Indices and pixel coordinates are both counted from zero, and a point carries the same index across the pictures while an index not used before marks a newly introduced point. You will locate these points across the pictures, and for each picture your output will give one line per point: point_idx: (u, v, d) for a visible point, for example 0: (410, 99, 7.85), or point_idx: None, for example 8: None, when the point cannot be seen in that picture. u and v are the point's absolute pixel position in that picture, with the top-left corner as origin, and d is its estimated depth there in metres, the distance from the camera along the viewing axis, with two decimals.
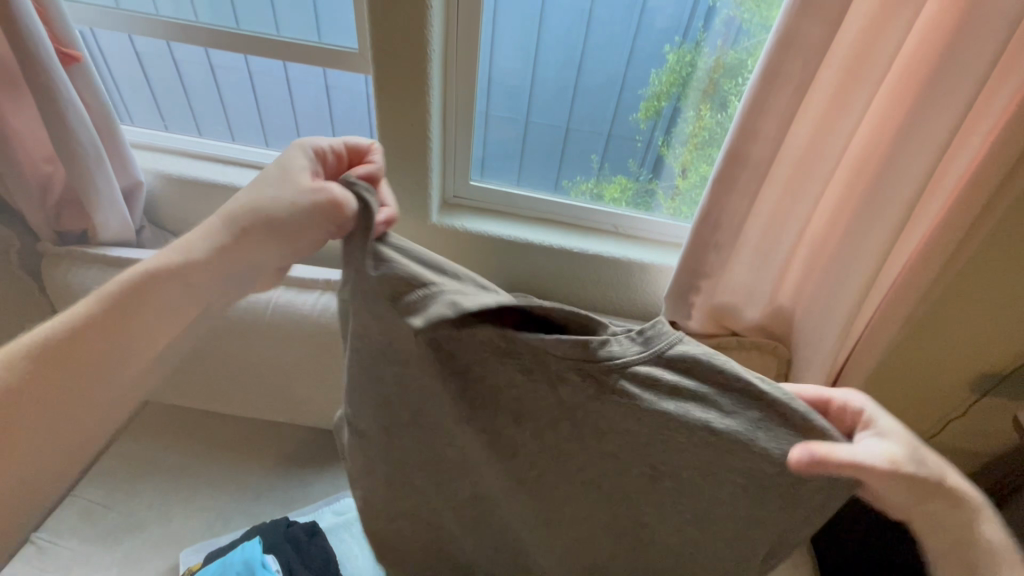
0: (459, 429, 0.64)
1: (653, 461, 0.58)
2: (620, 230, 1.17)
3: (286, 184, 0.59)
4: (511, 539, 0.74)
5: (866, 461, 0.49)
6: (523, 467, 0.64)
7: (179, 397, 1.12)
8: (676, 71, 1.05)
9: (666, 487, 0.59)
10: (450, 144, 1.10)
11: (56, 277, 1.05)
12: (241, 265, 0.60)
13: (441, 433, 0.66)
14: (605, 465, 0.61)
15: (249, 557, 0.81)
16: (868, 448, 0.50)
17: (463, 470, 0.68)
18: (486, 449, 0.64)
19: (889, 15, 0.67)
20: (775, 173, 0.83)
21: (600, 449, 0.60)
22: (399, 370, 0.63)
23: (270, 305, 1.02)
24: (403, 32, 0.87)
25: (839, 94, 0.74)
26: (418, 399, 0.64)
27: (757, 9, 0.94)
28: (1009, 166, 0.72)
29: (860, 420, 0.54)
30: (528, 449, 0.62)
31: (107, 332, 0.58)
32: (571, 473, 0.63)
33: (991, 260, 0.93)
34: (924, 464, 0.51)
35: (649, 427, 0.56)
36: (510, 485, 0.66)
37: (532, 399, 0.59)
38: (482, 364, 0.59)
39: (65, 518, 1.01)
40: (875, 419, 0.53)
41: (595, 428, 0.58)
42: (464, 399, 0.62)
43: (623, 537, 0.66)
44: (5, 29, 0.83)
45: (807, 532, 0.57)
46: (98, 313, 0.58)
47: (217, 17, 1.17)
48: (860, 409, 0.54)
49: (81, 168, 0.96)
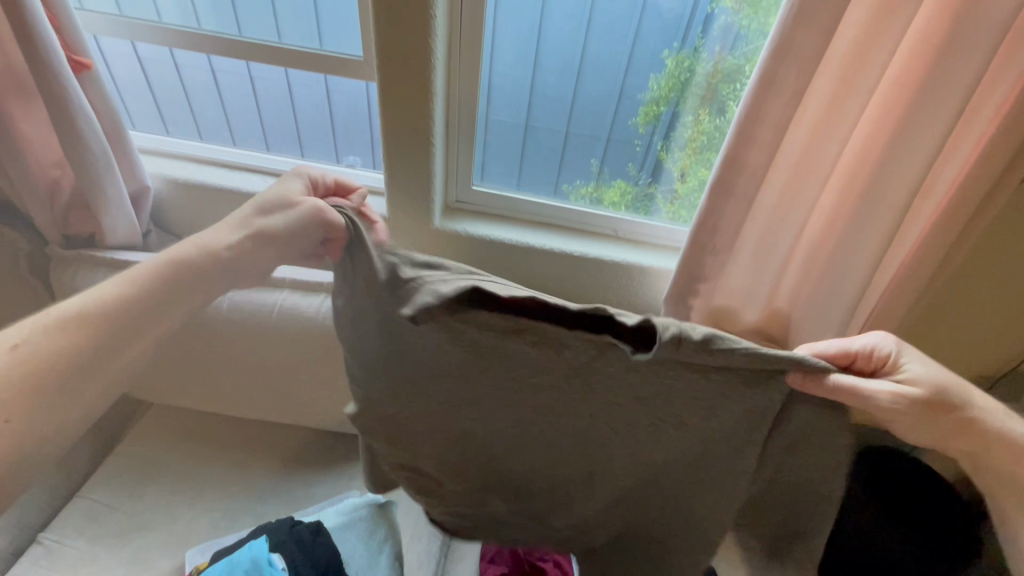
0: (477, 398, 0.64)
1: (663, 416, 0.60)
2: (620, 234, 1.19)
3: (284, 199, 0.69)
4: (524, 515, 0.76)
5: (874, 396, 0.55)
6: (536, 434, 0.66)
7: (184, 399, 1.14)
8: (675, 75, 1.07)
9: (672, 447, 0.61)
10: (453, 149, 1.12)
11: (64, 281, 1.07)
12: (238, 260, 0.67)
13: (454, 406, 0.65)
14: (619, 424, 0.62)
15: (256, 555, 0.83)
16: (878, 386, 0.55)
17: (479, 441, 0.68)
18: (497, 419, 0.65)
19: (881, 26, 0.69)
20: (771, 179, 0.84)
21: (612, 408, 0.61)
22: (406, 362, 0.64)
23: (276, 310, 1.02)
24: (407, 40, 0.89)
25: (833, 102, 0.76)
26: (429, 372, 0.64)
27: (755, 15, 0.96)
28: (999, 171, 0.74)
29: (883, 363, 0.58)
30: (539, 418, 0.64)
31: (122, 308, 0.59)
32: (585, 432, 0.64)
33: (983, 264, 0.95)
34: (935, 398, 0.56)
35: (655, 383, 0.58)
36: (528, 447, 0.67)
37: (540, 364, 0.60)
38: (487, 335, 0.60)
39: (72, 519, 1.02)
40: (894, 363, 0.58)
41: (604, 394, 0.60)
42: (475, 367, 0.62)
43: (642, 495, 0.67)
44: (19, 38, 0.85)
45: (827, 476, 0.58)
46: (115, 291, 0.59)
47: (223, 24, 1.19)
48: (883, 354, 0.58)
49: (91, 173, 0.98)
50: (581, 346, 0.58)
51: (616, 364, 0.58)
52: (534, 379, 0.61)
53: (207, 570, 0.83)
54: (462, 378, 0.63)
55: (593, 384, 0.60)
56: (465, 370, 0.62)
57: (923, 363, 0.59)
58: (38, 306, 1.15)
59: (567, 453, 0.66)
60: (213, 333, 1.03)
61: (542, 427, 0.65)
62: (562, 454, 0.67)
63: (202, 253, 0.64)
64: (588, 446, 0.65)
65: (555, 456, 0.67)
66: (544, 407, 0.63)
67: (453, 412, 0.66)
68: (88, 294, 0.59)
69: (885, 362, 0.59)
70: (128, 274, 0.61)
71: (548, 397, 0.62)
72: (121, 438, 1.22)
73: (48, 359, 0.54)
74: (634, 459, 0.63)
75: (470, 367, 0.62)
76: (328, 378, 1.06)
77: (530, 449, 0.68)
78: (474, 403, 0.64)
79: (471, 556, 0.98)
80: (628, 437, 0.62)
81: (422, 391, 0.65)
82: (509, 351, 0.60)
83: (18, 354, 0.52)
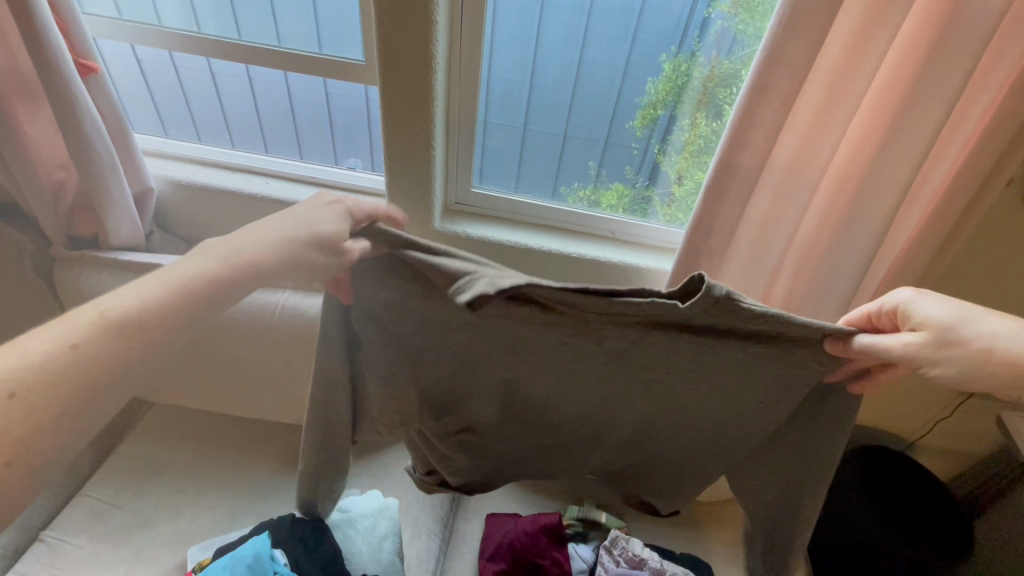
0: (509, 368, 0.66)
1: (694, 379, 0.63)
2: (618, 236, 1.21)
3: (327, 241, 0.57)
4: (554, 455, 0.82)
5: (878, 352, 0.51)
6: (568, 403, 0.70)
7: (185, 398, 1.15)
8: (672, 79, 1.09)
9: (697, 411, 0.66)
10: (453, 151, 1.14)
11: (68, 281, 1.08)
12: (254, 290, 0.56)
13: (486, 376, 0.67)
14: (649, 388, 0.65)
15: (259, 550, 0.83)
16: (884, 340, 0.51)
17: (509, 398, 0.71)
18: (530, 389, 0.69)
19: (868, 34, 0.72)
20: (764, 183, 0.86)
21: (642, 376, 0.64)
22: (440, 342, 0.65)
23: (278, 309, 1.04)
24: (408, 45, 0.91)
25: (823, 107, 0.78)
26: (464, 348, 0.65)
27: (750, 20, 0.99)
28: (984, 175, 0.76)
29: (897, 317, 0.53)
30: (571, 389, 0.68)
31: (161, 329, 0.50)
32: (616, 394, 0.67)
33: (971, 265, 0.98)
34: (969, 332, 0.47)
35: (688, 352, 0.60)
36: (556, 405, 0.71)
37: (576, 344, 0.62)
38: (527, 318, 0.60)
39: (75, 516, 1.03)
40: (908, 310, 0.51)
41: (640, 373, 0.63)
42: (509, 343, 0.63)
43: (662, 437, 0.72)
44: (28, 43, 0.86)
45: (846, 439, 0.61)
46: (158, 307, 0.50)
47: (223, 28, 1.20)
48: (894, 306, 0.53)
49: (96, 175, 0.99)
50: (626, 331, 0.59)
51: (659, 347, 0.60)
52: (570, 360, 0.64)
53: (211, 565, 0.84)
54: (502, 359, 0.65)
55: (631, 364, 0.63)
56: (498, 351, 0.64)
57: (944, 302, 0.50)
58: (41, 307, 1.16)
59: (598, 416, 0.72)
60: (216, 333, 1.04)
61: (573, 395, 0.69)
62: (591, 416, 0.72)
63: (226, 273, 0.53)
64: (619, 413, 0.70)
65: (586, 419, 0.73)
66: (582, 382, 0.67)
67: (488, 388, 0.69)
68: (130, 297, 0.49)
69: (898, 316, 0.53)
70: (174, 275, 0.51)
71: (583, 373, 0.65)
72: (123, 438, 1.23)
73: (91, 374, 0.46)
74: (658, 418, 0.69)
75: (510, 349, 0.64)
76: None
77: (561, 413, 0.73)
78: (509, 379, 0.68)
79: (469, 557, 1.01)
80: (658, 404, 0.67)
81: (455, 372, 0.67)
82: (550, 336, 0.62)
83: (73, 357, 0.46)
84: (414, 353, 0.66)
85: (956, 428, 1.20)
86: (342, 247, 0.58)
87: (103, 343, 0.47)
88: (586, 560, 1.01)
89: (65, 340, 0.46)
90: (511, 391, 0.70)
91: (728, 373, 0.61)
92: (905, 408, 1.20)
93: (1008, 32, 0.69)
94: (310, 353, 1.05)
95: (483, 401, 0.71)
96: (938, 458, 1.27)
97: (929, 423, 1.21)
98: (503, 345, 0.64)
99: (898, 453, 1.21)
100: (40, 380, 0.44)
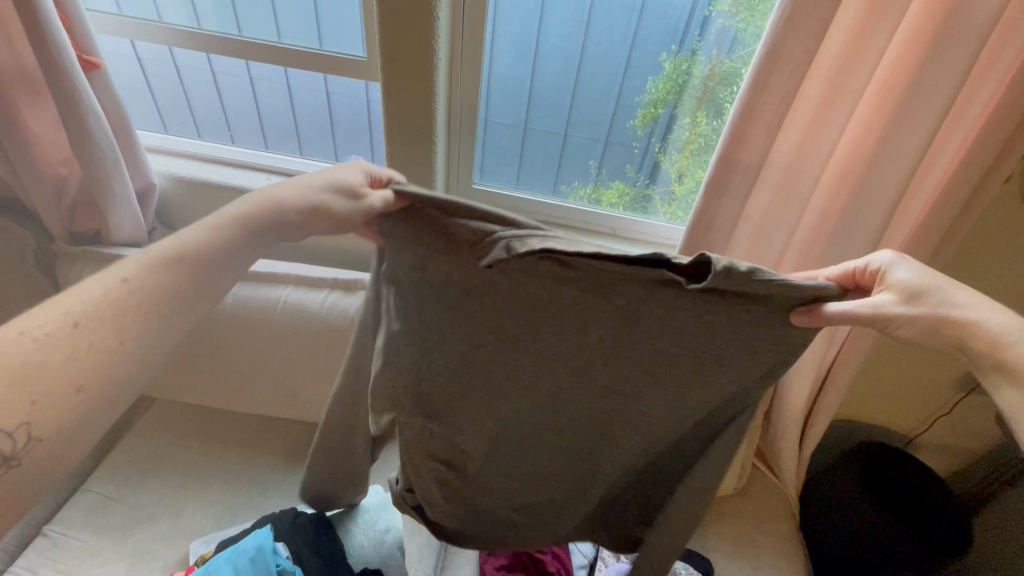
0: (504, 339, 0.61)
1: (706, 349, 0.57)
2: (618, 232, 1.25)
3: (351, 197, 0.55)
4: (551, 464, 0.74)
5: (855, 312, 0.51)
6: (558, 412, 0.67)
7: (187, 394, 1.15)
8: (673, 78, 1.10)
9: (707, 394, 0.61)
10: (454, 149, 1.15)
11: (72, 277, 1.08)
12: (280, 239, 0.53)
13: (478, 351, 0.62)
14: (655, 361, 0.59)
15: (261, 543, 0.83)
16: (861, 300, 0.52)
17: (500, 385, 0.65)
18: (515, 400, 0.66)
19: (868, 31, 0.72)
20: (765, 179, 0.87)
21: (649, 346, 0.58)
22: (437, 306, 0.61)
23: (281, 304, 1.05)
24: (410, 41, 0.91)
25: (823, 103, 0.78)
26: (457, 314, 0.60)
27: (751, 19, 0.99)
28: (983, 171, 0.76)
29: (876, 278, 0.54)
30: (560, 396, 0.65)
31: (196, 271, 0.49)
32: (619, 374, 0.61)
33: (970, 261, 0.98)
34: (931, 302, 0.50)
35: (699, 315, 0.55)
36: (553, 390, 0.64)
37: (578, 306, 0.57)
38: (528, 276, 0.56)
39: (77, 511, 1.03)
40: (886, 272, 0.53)
41: (646, 352, 0.58)
42: (505, 305, 0.58)
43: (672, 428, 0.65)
44: (32, 39, 0.87)
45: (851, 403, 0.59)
46: (200, 249, 0.49)
47: (225, 25, 1.20)
48: (876, 268, 0.54)
49: (100, 171, 1.00)
50: (634, 288, 0.55)
51: (668, 306, 0.55)
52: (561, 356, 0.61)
53: (213, 558, 0.84)
54: (492, 355, 0.62)
55: (622, 359, 0.60)
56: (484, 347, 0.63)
57: (917, 268, 0.53)
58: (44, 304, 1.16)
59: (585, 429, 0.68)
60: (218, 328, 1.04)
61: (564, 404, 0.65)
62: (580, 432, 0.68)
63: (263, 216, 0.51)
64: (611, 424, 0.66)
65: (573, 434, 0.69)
66: (572, 387, 0.64)
67: (483, 381, 0.64)
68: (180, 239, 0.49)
69: (875, 279, 0.54)
70: (221, 217, 0.51)
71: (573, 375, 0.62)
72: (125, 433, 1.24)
73: (135, 314, 0.46)
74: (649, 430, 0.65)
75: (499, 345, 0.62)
76: (330, 372, 1.08)
77: (548, 426, 0.69)
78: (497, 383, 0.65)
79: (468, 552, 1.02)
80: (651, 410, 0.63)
81: (443, 370, 0.65)
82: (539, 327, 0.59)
83: (125, 294, 0.46)
84: (417, 348, 0.65)
85: (954, 426, 1.21)
86: (361, 196, 0.56)
87: (152, 279, 0.47)
88: (586, 557, 1.02)
89: (120, 275, 0.46)
90: (505, 375, 0.64)
91: (738, 343, 0.56)
92: (904, 405, 1.21)
93: (1007, 28, 0.69)
94: (312, 348, 1.06)
95: (473, 383, 0.65)
96: (936, 455, 1.28)
97: (927, 421, 1.22)
98: (496, 335, 0.61)
99: (897, 449, 1.23)
100: (96, 311, 0.45)
